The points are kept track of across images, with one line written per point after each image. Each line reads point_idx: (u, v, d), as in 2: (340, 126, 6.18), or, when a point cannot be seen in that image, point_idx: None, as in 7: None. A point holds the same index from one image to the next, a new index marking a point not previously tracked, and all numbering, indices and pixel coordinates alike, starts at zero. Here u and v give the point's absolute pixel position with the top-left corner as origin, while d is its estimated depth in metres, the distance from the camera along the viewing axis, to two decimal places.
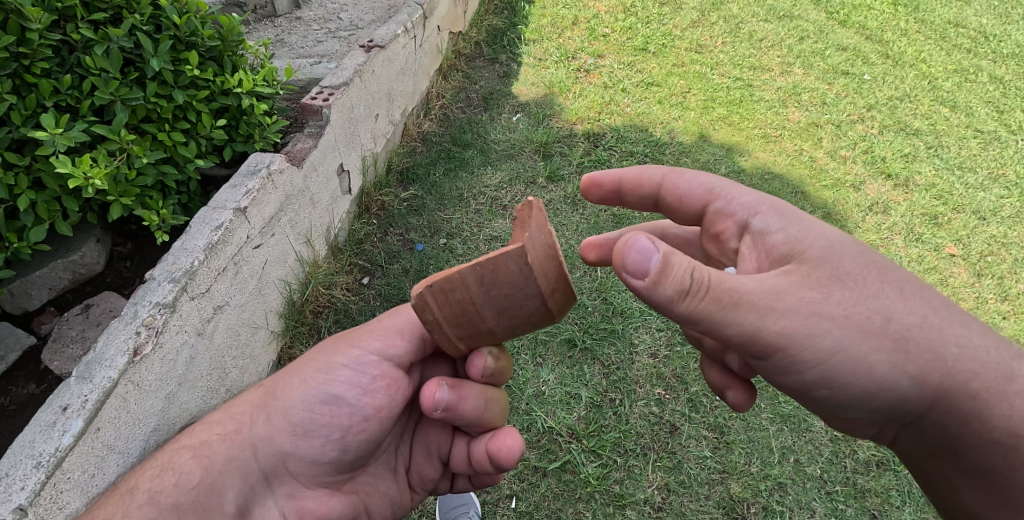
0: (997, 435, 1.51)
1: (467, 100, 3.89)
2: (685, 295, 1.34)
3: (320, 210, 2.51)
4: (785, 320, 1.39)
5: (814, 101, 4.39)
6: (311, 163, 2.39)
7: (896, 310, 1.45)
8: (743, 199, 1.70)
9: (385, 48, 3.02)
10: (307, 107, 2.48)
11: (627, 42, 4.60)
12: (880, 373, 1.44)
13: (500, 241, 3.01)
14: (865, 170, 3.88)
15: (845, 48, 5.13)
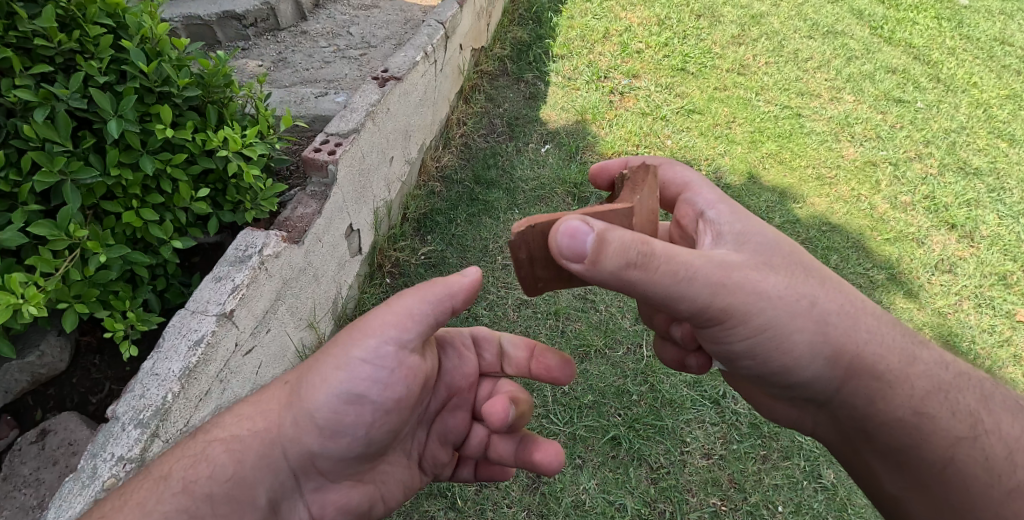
0: (902, 421, 1.43)
1: (490, 126, 3.53)
2: (631, 268, 1.34)
3: (324, 285, 2.18)
4: (730, 299, 1.40)
5: (869, 134, 3.91)
6: (313, 234, 2.04)
7: (819, 297, 1.47)
8: (708, 195, 1.70)
9: (402, 80, 2.62)
10: (311, 161, 2.11)
11: (662, 60, 4.16)
12: (799, 346, 1.45)
13: (529, 306, 2.68)
14: (927, 220, 3.44)
15: (893, 69, 4.53)
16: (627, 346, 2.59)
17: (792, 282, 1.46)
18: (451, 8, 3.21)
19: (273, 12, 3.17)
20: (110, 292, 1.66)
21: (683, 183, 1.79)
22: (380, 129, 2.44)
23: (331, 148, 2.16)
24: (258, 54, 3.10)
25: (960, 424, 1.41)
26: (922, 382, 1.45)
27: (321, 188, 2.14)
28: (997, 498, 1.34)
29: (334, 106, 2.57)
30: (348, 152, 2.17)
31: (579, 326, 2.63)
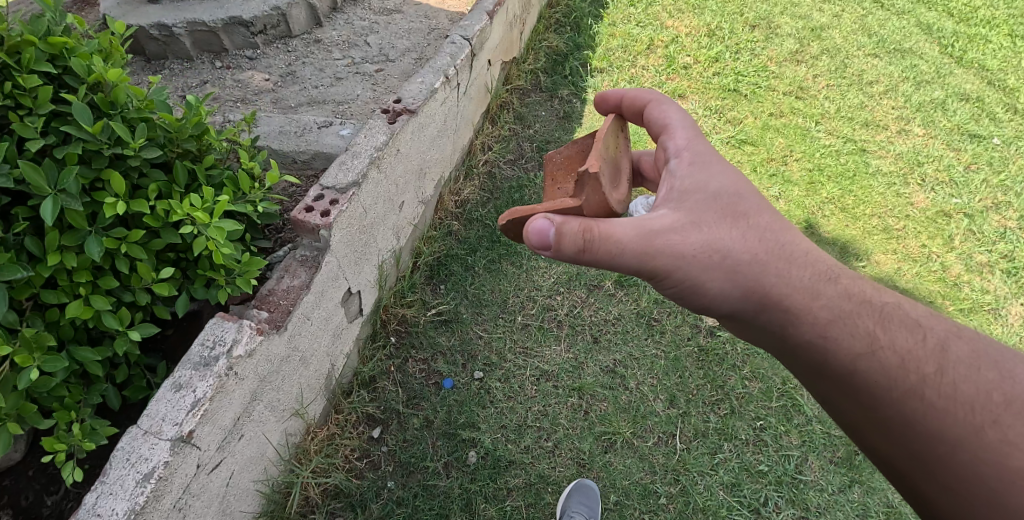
0: (812, 349, 1.36)
1: (518, 150, 3.18)
2: (582, 252, 1.36)
3: (314, 363, 1.91)
4: (660, 261, 1.36)
5: (940, 177, 3.39)
6: (300, 313, 1.75)
7: (727, 240, 1.36)
8: (679, 140, 1.60)
9: (417, 113, 2.26)
10: (301, 223, 1.80)
11: (712, 78, 3.73)
12: (713, 288, 1.39)
13: (549, 379, 2.38)
14: (1006, 285, 2.97)
15: (966, 96, 3.87)
16: (659, 434, 2.30)
17: (706, 224, 1.37)
18: (480, 20, 2.86)
19: (285, 17, 2.86)
20: (57, 395, 1.48)
21: (662, 121, 1.67)
22: (387, 175, 2.11)
23: (325, 206, 1.84)
24: (266, 66, 2.80)
25: (861, 343, 1.30)
26: (829, 313, 1.34)
27: (312, 253, 1.85)
28: (894, 405, 1.25)
29: (339, 141, 2.25)
30: (344, 212, 1.85)
31: (605, 406, 2.34)
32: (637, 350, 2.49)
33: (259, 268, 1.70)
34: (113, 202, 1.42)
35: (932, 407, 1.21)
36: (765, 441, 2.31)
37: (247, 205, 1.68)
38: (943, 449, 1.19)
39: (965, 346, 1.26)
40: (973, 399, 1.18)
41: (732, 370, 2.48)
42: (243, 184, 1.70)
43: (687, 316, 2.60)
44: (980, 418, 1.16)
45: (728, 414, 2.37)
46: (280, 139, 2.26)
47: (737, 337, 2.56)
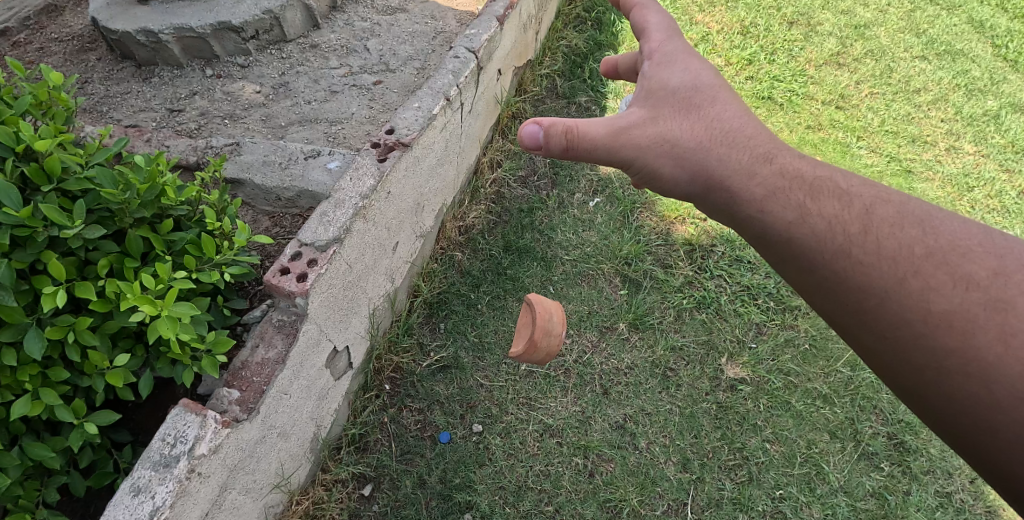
0: (753, 225, 1.31)
1: (530, 168, 3.04)
2: (566, 151, 1.44)
3: (295, 433, 1.90)
4: (623, 153, 1.40)
5: (991, 204, 3.07)
6: (274, 391, 1.74)
7: (676, 129, 1.38)
8: (652, 42, 1.58)
9: (411, 147, 2.20)
10: (276, 288, 1.80)
11: (745, 83, 3.43)
12: (667, 174, 1.40)
13: (553, 435, 2.29)
14: None
15: (1021, 105, 3.47)
16: (669, 501, 2.19)
17: (663, 119, 1.41)
18: (488, 28, 2.67)
19: (278, 21, 2.82)
20: (11, 494, 1.36)
21: (640, 29, 1.63)
22: (373, 221, 2.09)
23: (302, 268, 1.85)
24: (258, 75, 2.78)
25: (790, 213, 1.24)
26: (765, 188, 1.29)
27: (290, 318, 1.85)
28: (824, 271, 1.19)
29: (325, 177, 2.28)
30: (322, 275, 1.85)
31: (612, 467, 2.24)
32: (650, 404, 2.38)
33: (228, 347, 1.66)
34: (55, 291, 1.40)
35: (858, 263, 1.15)
36: (783, 512, 2.20)
37: (206, 278, 1.67)
38: (874, 302, 1.13)
39: (891, 207, 1.19)
40: (897, 253, 1.13)
41: (753, 432, 2.34)
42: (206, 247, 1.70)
43: (705, 368, 2.48)
44: (906, 274, 1.10)
45: (744, 482, 2.24)
46: (263, 172, 2.29)
47: (759, 393, 2.44)
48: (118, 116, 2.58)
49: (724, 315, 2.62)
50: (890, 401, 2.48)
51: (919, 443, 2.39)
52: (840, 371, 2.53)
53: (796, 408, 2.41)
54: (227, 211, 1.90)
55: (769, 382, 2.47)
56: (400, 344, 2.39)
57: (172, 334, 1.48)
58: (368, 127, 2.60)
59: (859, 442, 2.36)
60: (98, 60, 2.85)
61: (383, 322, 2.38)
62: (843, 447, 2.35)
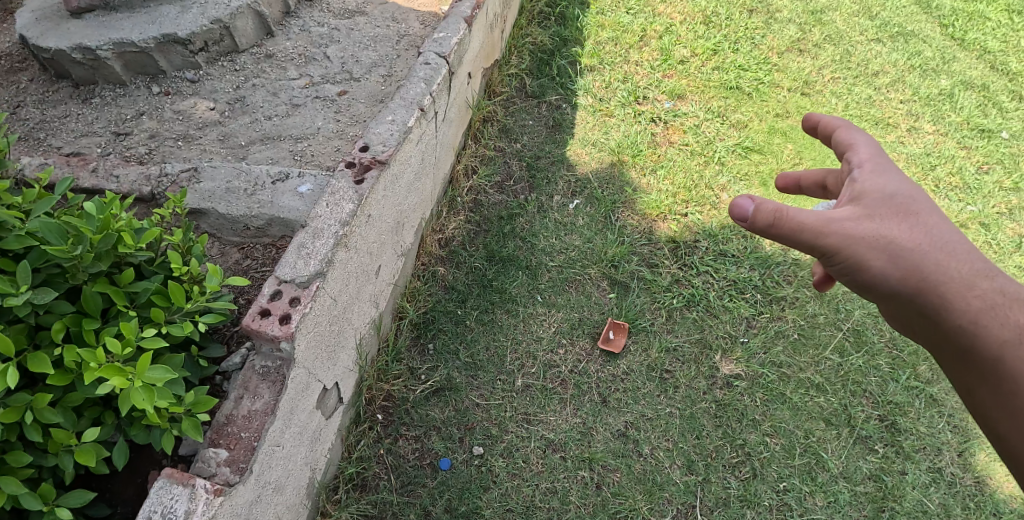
0: (958, 336, 1.27)
1: (506, 172, 2.95)
2: (776, 233, 1.30)
3: (290, 484, 1.80)
4: (837, 246, 1.28)
5: (954, 181, 3.15)
6: (265, 446, 1.62)
7: (901, 232, 1.27)
8: (864, 144, 1.42)
9: (388, 165, 2.06)
10: (257, 333, 1.67)
11: (712, 73, 3.42)
12: (874, 268, 1.28)
13: (556, 450, 2.22)
14: None
15: (971, 83, 3.59)
16: (677, 506, 2.15)
17: (881, 217, 1.29)
18: (457, 30, 2.55)
19: (228, 30, 2.64)
20: None
21: (845, 141, 1.44)
22: (354, 248, 1.97)
23: (284, 308, 1.71)
24: (210, 90, 2.59)
25: (1007, 332, 1.22)
26: (983, 302, 1.25)
27: (274, 364, 1.73)
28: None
29: (297, 202, 2.14)
30: (307, 314, 1.72)
31: (618, 477, 2.18)
32: (650, 409, 2.33)
33: (210, 406, 1.54)
34: (7, 367, 1.26)
35: None
36: (788, 504, 2.17)
37: (178, 332, 1.54)
38: None
39: None
40: None
41: (752, 428, 2.32)
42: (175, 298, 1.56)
43: (701, 368, 2.44)
44: None
45: (749, 478, 2.21)
46: (228, 200, 2.13)
47: (755, 386, 2.41)
48: (59, 144, 2.36)
49: (715, 310, 2.59)
50: (878, 383, 2.47)
51: (908, 422, 2.39)
52: (829, 358, 2.51)
53: (791, 399, 2.39)
54: (193, 251, 1.76)
55: (762, 376, 2.44)
56: (390, 372, 2.30)
57: (149, 403, 1.35)
58: (336, 142, 2.46)
59: (853, 427, 2.36)
60: (30, 81, 2.60)
61: (370, 351, 2.26)
62: (839, 434, 2.34)
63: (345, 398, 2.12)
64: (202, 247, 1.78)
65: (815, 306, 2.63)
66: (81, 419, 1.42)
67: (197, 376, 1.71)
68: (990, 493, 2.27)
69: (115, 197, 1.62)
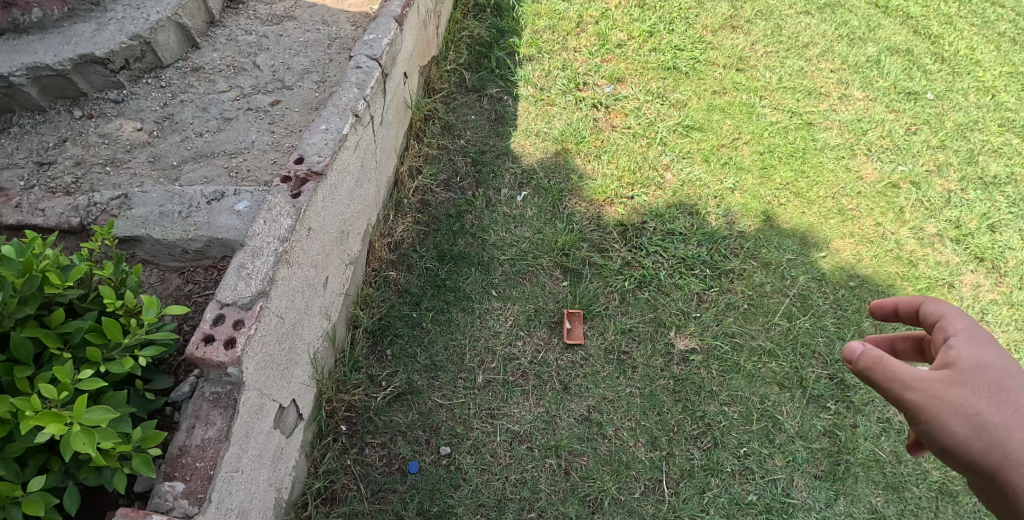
0: None
1: (451, 169, 2.94)
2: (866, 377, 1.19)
3: (254, 507, 1.80)
4: (921, 397, 1.14)
5: (884, 144, 3.28)
6: (222, 474, 1.63)
7: (997, 408, 1.10)
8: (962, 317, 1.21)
9: (326, 176, 2.04)
10: (203, 360, 1.63)
11: (649, 55, 3.46)
12: (959, 438, 1.12)
13: (523, 441, 2.25)
14: (955, 255, 2.95)
15: (896, 48, 3.73)
16: (645, 481, 2.20)
17: (974, 388, 1.12)
18: (387, 31, 2.52)
19: (150, 46, 2.57)
20: None
21: (936, 313, 1.24)
22: (297, 263, 1.94)
23: (228, 332, 1.68)
24: (136, 109, 2.53)
25: None
26: None
27: (225, 389, 1.71)
28: None
29: (235, 221, 2.11)
30: (253, 336, 1.69)
31: (585, 461, 2.23)
32: (611, 391, 2.38)
33: (159, 439, 1.57)
34: None
35: None
36: (749, 468, 2.25)
37: (116, 369, 1.55)
38: None
39: None
40: None
41: (710, 399, 2.39)
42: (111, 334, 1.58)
43: (657, 346, 2.50)
44: None
45: (711, 448, 2.28)
46: (162, 225, 2.09)
47: (710, 358, 2.48)
48: None
49: (666, 289, 2.64)
50: (825, 343, 2.57)
51: (856, 377, 2.51)
52: (778, 323, 2.59)
53: (745, 367, 2.47)
54: (127, 283, 1.75)
55: (716, 347, 2.51)
56: (349, 383, 2.29)
57: (92, 446, 1.36)
58: (271, 155, 2.44)
59: (805, 388, 2.46)
60: None
61: (326, 363, 2.24)
62: (793, 395, 2.43)
63: (304, 414, 2.11)
64: (136, 277, 1.78)
65: (762, 277, 2.71)
66: (25, 469, 1.42)
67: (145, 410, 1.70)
68: None
69: (34, 237, 1.61)
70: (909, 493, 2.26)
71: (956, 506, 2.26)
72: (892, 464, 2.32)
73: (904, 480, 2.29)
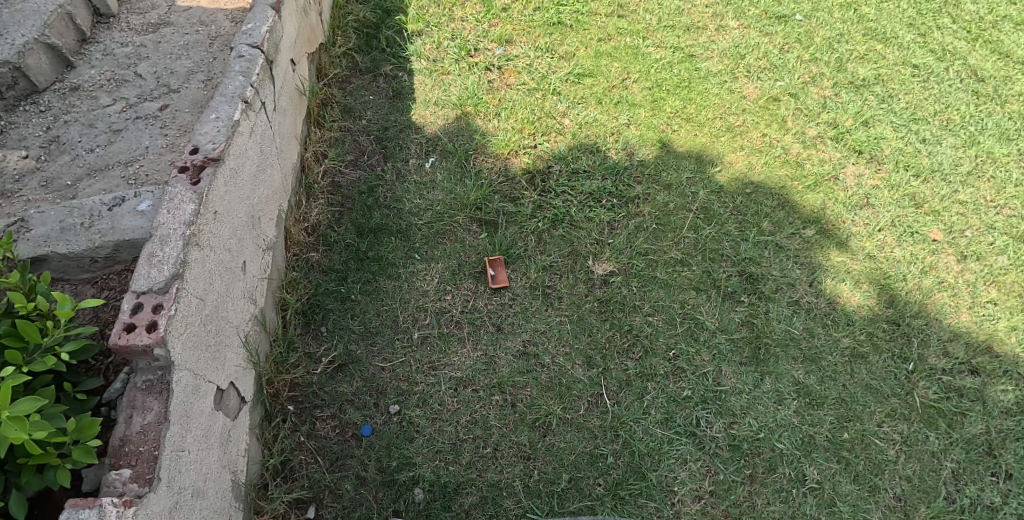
0: None
1: (357, 148, 2.99)
2: None
3: (210, 487, 1.83)
4: None
5: (762, 64, 3.52)
6: (168, 452, 1.65)
7: None
8: None
9: (223, 160, 2.06)
10: (127, 348, 1.66)
11: (534, 14, 3.59)
12: None
13: (467, 385, 2.36)
14: (836, 151, 3.21)
15: None
16: (588, 398, 2.38)
17: None
18: (265, 19, 2.55)
19: (21, 71, 2.52)
20: None
21: None
22: (209, 246, 1.96)
23: (149, 317, 1.71)
24: (18, 138, 2.46)
25: None
26: None
27: (156, 375, 1.75)
28: None
29: (140, 220, 2.11)
30: (173, 316, 1.72)
31: (528, 391, 2.37)
32: (542, 324, 2.52)
33: (96, 429, 1.58)
34: None
35: None
36: (681, 367, 2.48)
37: (39, 366, 1.56)
38: None
39: None
40: None
41: (635, 313, 2.57)
42: (28, 335, 1.59)
43: (577, 275, 2.65)
44: None
45: (643, 356, 2.48)
46: (66, 239, 2.06)
47: (630, 278, 2.66)
48: None
49: (579, 223, 2.79)
50: (731, 247, 2.79)
51: (762, 270, 2.74)
52: (686, 236, 2.79)
53: (661, 278, 2.67)
54: (37, 290, 1.75)
55: (632, 266, 2.68)
56: (288, 362, 2.32)
57: (24, 431, 1.38)
58: (168, 156, 2.44)
59: (719, 287, 2.68)
60: None
61: (261, 347, 2.26)
62: (709, 296, 2.65)
63: (248, 398, 2.13)
64: (46, 284, 1.78)
65: (665, 197, 2.89)
66: None
67: (80, 409, 1.70)
68: (841, 308, 2.70)
69: None
70: (826, 362, 2.56)
71: (869, 366, 2.57)
72: (806, 339, 2.60)
73: (818, 351, 2.58)
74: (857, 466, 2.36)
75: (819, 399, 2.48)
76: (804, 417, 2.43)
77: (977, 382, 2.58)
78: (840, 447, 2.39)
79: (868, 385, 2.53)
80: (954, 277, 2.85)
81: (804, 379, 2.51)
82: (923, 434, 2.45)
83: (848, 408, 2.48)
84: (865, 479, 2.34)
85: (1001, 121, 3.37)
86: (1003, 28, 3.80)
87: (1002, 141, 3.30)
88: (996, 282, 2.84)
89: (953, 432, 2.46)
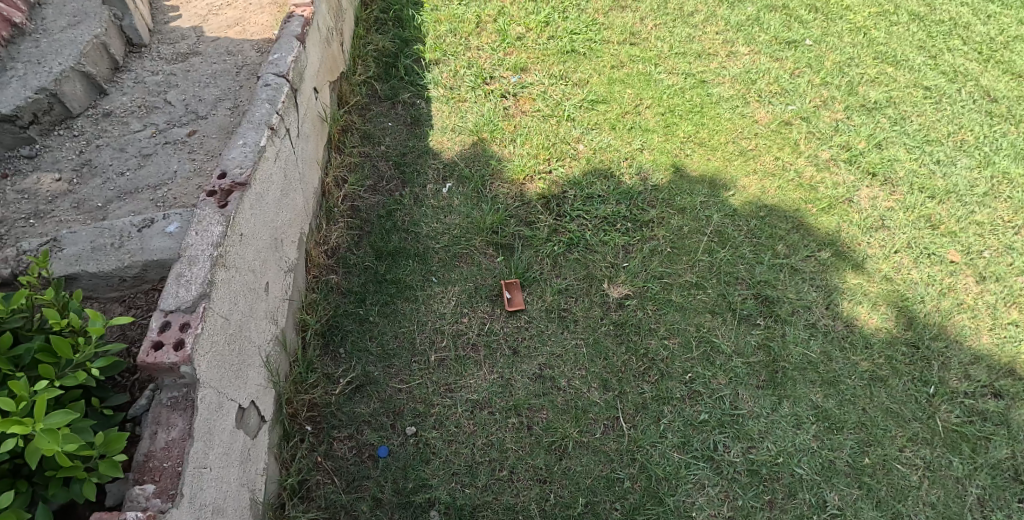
0: None
1: (376, 173, 3.06)
2: None
3: (230, 505, 1.85)
4: None
5: (773, 89, 3.56)
6: (191, 468, 1.68)
7: None
8: None
9: (250, 185, 2.12)
10: (155, 366, 1.70)
11: (548, 43, 3.68)
12: None
13: (483, 408, 2.38)
14: (850, 174, 3.22)
15: (774, 5, 4.04)
16: (604, 421, 2.38)
17: None
18: (290, 49, 2.64)
19: (57, 97, 2.62)
20: None
21: None
22: (235, 267, 2.01)
23: (176, 336, 1.75)
24: (52, 161, 2.55)
25: None
26: None
27: (181, 392, 1.78)
28: None
29: (168, 241, 2.17)
30: (200, 335, 1.76)
31: (544, 414, 2.38)
32: (558, 347, 2.53)
33: (122, 442, 1.62)
34: None
35: None
36: (698, 391, 2.47)
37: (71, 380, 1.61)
38: None
39: None
40: None
41: (651, 335, 2.59)
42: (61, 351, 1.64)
43: (593, 298, 2.67)
44: None
45: (658, 379, 2.48)
46: (96, 258, 2.12)
47: (645, 301, 2.67)
48: None
49: (594, 247, 2.82)
50: (747, 269, 2.80)
51: (778, 293, 2.75)
52: (701, 260, 2.80)
53: (677, 301, 2.68)
54: (70, 307, 1.81)
55: (647, 289, 2.70)
56: (307, 382, 2.36)
57: (55, 443, 1.43)
58: (196, 181, 2.52)
59: (734, 310, 2.68)
60: None
61: (282, 367, 2.30)
62: (725, 318, 2.66)
63: (267, 417, 2.16)
64: (79, 301, 1.84)
65: (680, 221, 2.92)
66: None
67: (106, 424, 1.75)
68: (859, 331, 2.68)
69: None
70: (845, 385, 2.53)
71: (888, 388, 2.54)
72: (824, 362, 2.58)
73: (837, 374, 2.55)
74: (879, 492, 2.31)
75: (838, 423, 2.44)
76: (823, 442, 2.40)
77: (1001, 406, 2.53)
78: (862, 472, 2.34)
79: (887, 409, 2.49)
80: (973, 299, 2.82)
81: (823, 403, 2.48)
82: (945, 459, 2.40)
83: (868, 432, 2.43)
84: (888, 505, 2.29)
85: (1016, 141, 3.36)
86: (1015, 48, 3.82)
87: (1018, 162, 3.28)
88: (1017, 304, 2.81)
89: (977, 457, 2.40)
